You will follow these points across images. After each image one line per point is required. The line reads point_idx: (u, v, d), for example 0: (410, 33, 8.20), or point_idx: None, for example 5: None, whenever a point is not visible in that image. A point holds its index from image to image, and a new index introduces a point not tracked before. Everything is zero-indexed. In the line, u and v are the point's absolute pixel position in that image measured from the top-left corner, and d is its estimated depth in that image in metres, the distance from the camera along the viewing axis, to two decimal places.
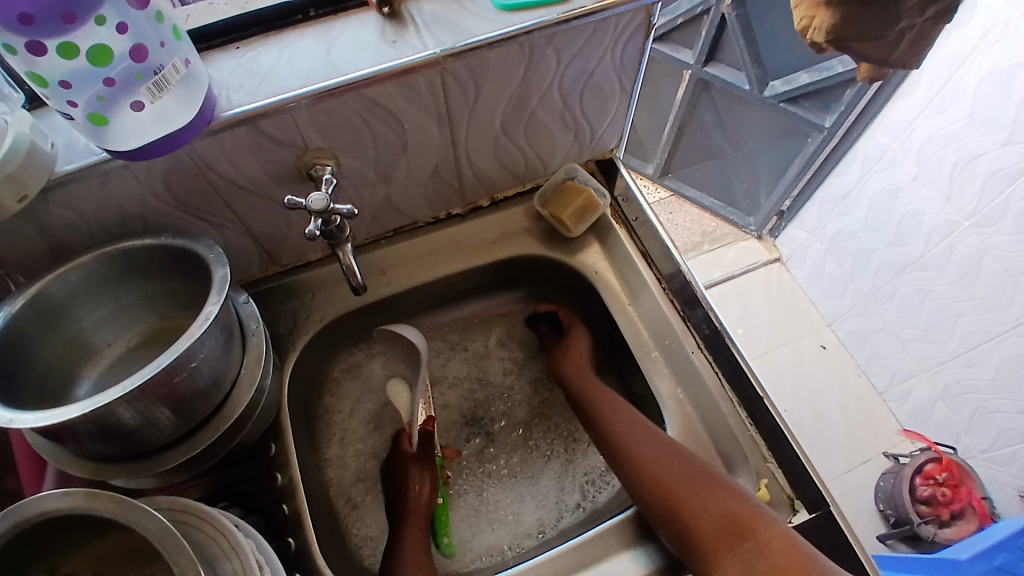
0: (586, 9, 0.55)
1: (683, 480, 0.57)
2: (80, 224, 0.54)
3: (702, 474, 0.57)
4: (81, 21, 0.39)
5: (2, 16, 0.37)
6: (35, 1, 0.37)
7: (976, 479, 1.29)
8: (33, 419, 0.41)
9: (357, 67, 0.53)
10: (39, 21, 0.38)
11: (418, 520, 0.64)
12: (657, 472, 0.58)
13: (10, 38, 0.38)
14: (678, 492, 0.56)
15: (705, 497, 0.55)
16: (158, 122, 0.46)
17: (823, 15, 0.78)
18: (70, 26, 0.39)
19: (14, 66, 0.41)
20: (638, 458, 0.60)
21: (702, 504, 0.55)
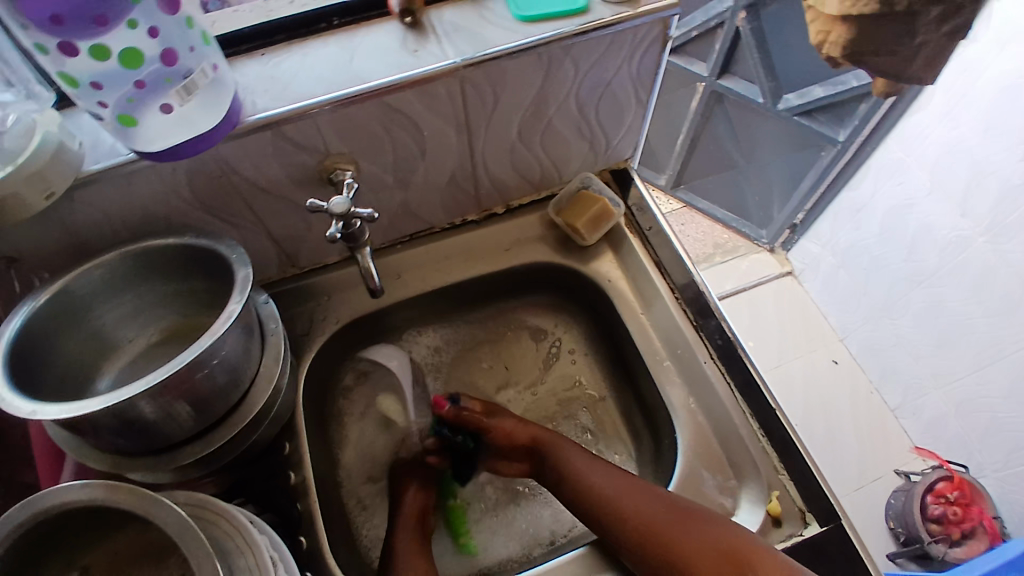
0: (604, 22, 0.56)
1: (679, 520, 0.56)
2: (106, 222, 0.55)
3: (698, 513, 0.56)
4: (112, 24, 0.41)
5: (38, 19, 0.38)
6: (69, 4, 0.38)
7: (987, 498, 1.29)
8: (56, 410, 0.42)
9: (380, 74, 0.54)
10: (70, 22, 0.39)
11: (409, 526, 0.65)
12: (650, 515, 0.57)
13: (43, 39, 0.40)
14: (674, 535, 0.55)
15: (704, 536, 0.54)
16: (185, 125, 0.47)
17: (838, 30, 0.81)
18: (102, 29, 0.40)
19: (48, 67, 0.43)
20: (627, 504, 0.59)
21: (701, 543, 0.54)
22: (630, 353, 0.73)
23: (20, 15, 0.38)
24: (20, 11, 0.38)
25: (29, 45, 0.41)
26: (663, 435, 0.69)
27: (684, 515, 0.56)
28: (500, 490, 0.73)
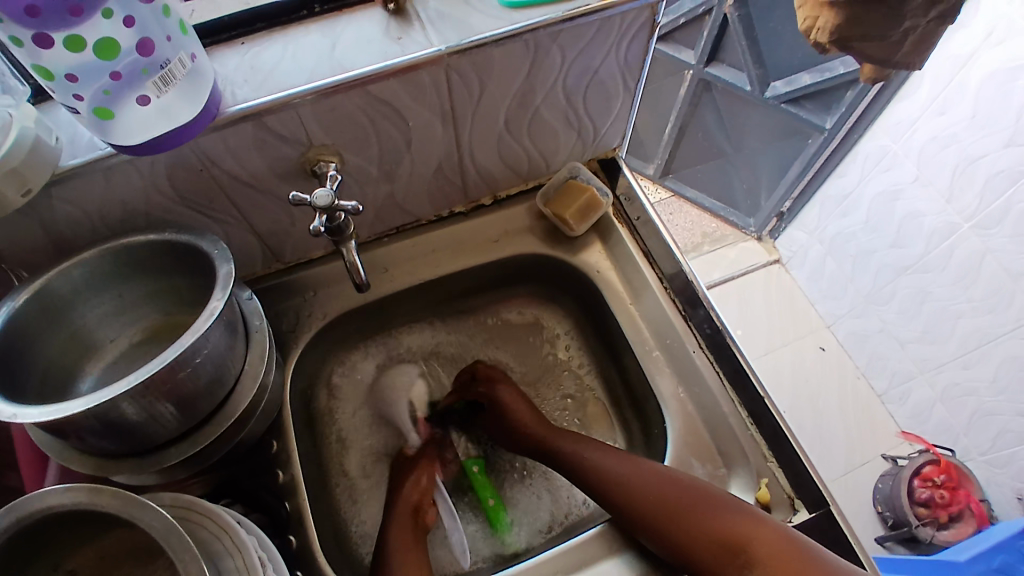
0: (590, 8, 0.55)
1: (686, 495, 0.57)
2: (82, 219, 0.54)
3: (709, 490, 0.57)
4: (87, 13, 0.39)
5: (8, 9, 0.37)
6: None
7: (974, 481, 1.31)
8: (37, 414, 0.41)
9: (363, 64, 0.53)
10: (45, 12, 0.37)
11: (403, 515, 0.63)
12: (658, 488, 0.58)
13: (17, 30, 0.38)
14: (677, 515, 0.56)
15: (712, 512, 0.55)
16: (162, 117, 0.46)
17: (826, 16, 0.80)
18: (76, 18, 0.39)
19: (19, 60, 0.41)
20: (637, 475, 0.60)
21: (707, 520, 0.55)
22: (620, 344, 0.72)
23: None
24: None
25: (0, 37, 0.39)
26: (654, 425, 0.69)
27: (694, 492, 0.57)
28: (499, 483, 0.73)
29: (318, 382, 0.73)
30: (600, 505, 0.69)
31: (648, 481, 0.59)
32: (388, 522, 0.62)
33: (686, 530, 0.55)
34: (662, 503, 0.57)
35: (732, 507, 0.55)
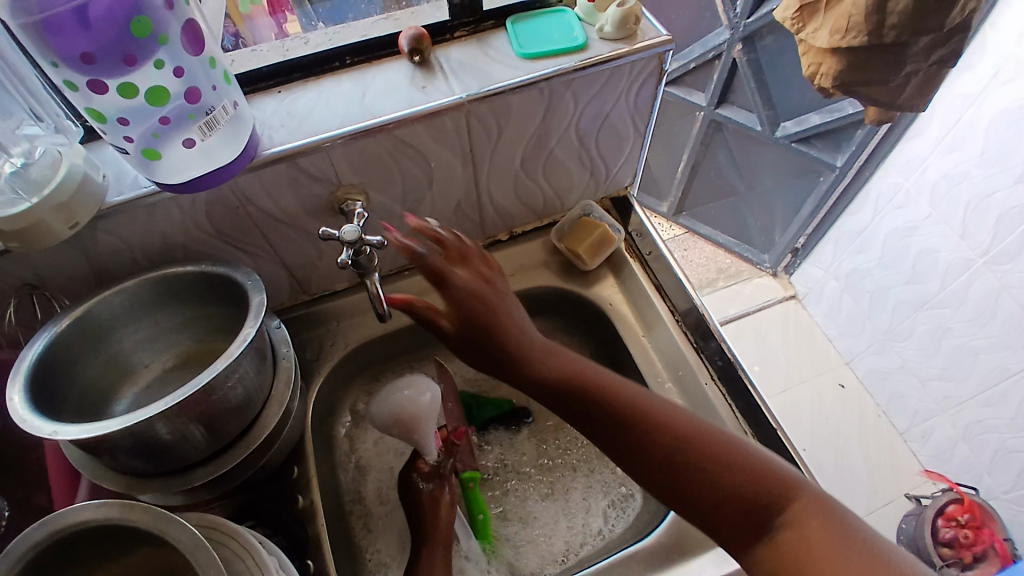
0: (602, 57, 0.59)
1: (715, 439, 0.50)
2: (125, 251, 0.58)
3: (739, 443, 0.50)
4: (140, 63, 0.43)
5: (67, 56, 0.41)
6: (97, 44, 0.41)
7: (998, 521, 1.26)
8: (75, 430, 0.44)
9: (389, 110, 0.57)
10: (99, 60, 0.42)
11: (438, 538, 0.62)
12: (676, 431, 0.51)
13: (72, 74, 0.42)
14: (711, 447, 0.49)
15: (745, 464, 0.48)
16: (204, 158, 0.50)
17: (828, 62, 0.84)
18: (129, 67, 0.43)
19: (76, 104, 0.45)
20: (649, 411, 0.52)
21: (737, 467, 0.48)
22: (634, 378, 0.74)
23: (51, 51, 0.41)
24: (54, 51, 0.40)
25: (58, 82, 0.44)
26: None
27: (724, 442, 0.50)
28: (516, 504, 0.73)
29: (337, 410, 0.75)
30: (616, 536, 0.70)
31: (668, 424, 0.51)
32: (424, 545, 0.62)
33: (713, 482, 0.48)
34: (685, 447, 0.50)
35: (766, 464, 0.49)
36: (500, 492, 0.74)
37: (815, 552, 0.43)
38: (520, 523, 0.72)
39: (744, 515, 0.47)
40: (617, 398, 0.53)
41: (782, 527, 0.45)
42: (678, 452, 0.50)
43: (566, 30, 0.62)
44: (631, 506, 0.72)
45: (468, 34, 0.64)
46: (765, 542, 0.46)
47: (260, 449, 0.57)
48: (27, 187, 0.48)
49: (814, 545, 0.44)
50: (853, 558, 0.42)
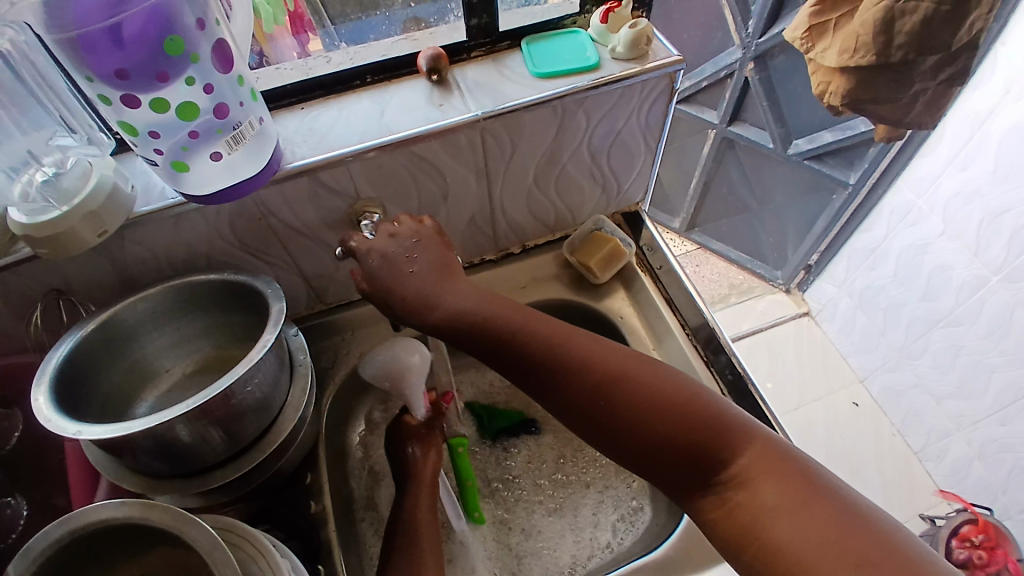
0: (614, 77, 0.61)
1: (660, 387, 0.49)
2: (151, 259, 0.60)
3: (686, 390, 0.49)
4: (171, 80, 0.45)
5: (103, 73, 0.43)
6: (132, 62, 0.43)
7: (1013, 541, 1.22)
8: (99, 430, 0.46)
9: (407, 126, 0.59)
10: (133, 76, 0.44)
11: (425, 482, 0.65)
12: (621, 383, 0.50)
13: (106, 89, 0.44)
14: (654, 406, 0.48)
15: (691, 414, 0.48)
16: (229, 171, 0.52)
17: (838, 81, 0.85)
18: (161, 83, 0.45)
19: (110, 117, 0.47)
20: (593, 361, 0.51)
21: (681, 418, 0.48)
22: None
23: (87, 67, 0.43)
24: (91, 68, 0.43)
25: (92, 96, 0.46)
26: None
27: (670, 392, 0.49)
28: (526, 515, 0.73)
29: (350, 419, 0.76)
30: (625, 549, 0.70)
31: (613, 375, 0.50)
32: (410, 488, 0.64)
33: (659, 434, 0.48)
34: (629, 400, 0.49)
35: (713, 414, 0.48)
36: (509, 502, 0.75)
37: (758, 503, 0.44)
38: (525, 534, 0.72)
39: (689, 467, 0.47)
40: (561, 351, 0.52)
41: (727, 486, 0.45)
42: (622, 405, 0.49)
43: (579, 50, 0.64)
44: (640, 520, 0.72)
45: (484, 54, 0.66)
46: (712, 494, 0.46)
47: (276, 454, 0.58)
48: (58, 196, 0.51)
49: (758, 496, 0.44)
50: (796, 506, 0.42)
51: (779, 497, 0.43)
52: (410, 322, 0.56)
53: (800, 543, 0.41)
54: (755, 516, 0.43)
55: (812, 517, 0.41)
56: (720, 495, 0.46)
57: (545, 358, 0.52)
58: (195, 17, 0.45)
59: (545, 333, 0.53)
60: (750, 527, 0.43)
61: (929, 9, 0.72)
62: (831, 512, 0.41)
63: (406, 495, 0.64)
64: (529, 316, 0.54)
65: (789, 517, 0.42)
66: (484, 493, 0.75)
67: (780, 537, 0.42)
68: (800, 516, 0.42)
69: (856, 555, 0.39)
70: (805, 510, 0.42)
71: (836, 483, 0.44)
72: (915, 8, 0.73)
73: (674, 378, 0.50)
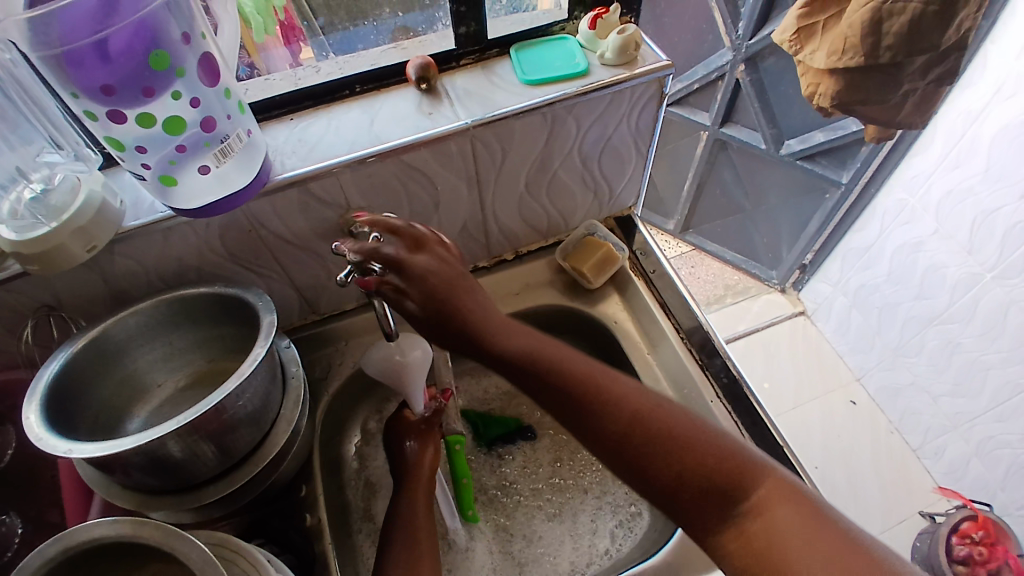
0: (603, 83, 0.61)
1: (679, 417, 0.48)
2: (141, 273, 0.60)
3: (706, 423, 0.48)
4: (157, 94, 0.45)
5: (88, 88, 0.43)
6: (117, 77, 0.43)
7: (1013, 537, 1.22)
8: (90, 449, 0.45)
9: (397, 136, 0.59)
10: (119, 91, 0.43)
11: (419, 485, 0.63)
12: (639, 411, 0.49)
13: (92, 105, 0.44)
14: (676, 433, 0.47)
15: (710, 445, 0.47)
16: (218, 184, 0.52)
17: (827, 83, 0.85)
18: (147, 98, 0.45)
19: (96, 132, 0.47)
20: (611, 389, 0.50)
21: (699, 446, 0.47)
22: None
23: (73, 83, 0.42)
24: (76, 84, 0.42)
25: (78, 112, 0.45)
26: None
27: (689, 424, 0.48)
28: (525, 522, 0.73)
29: (345, 429, 0.76)
30: (622, 555, 0.70)
31: (632, 403, 0.49)
32: (404, 492, 0.63)
33: (678, 462, 0.46)
34: (647, 427, 0.48)
35: (730, 445, 0.47)
36: (508, 508, 0.74)
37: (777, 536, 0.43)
38: (525, 541, 0.72)
39: (708, 498, 0.45)
40: (579, 376, 0.51)
41: (745, 518, 0.44)
42: (640, 432, 0.48)
43: (568, 57, 0.64)
44: (638, 526, 0.72)
45: (473, 62, 0.66)
46: (731, 525, 0.44)
47: (270, 467, 0.58)
48: (47, 212, 0.50)
49: (778, 528, 0.43)
50: (815, 538, 0.42)
51: (798, 530, 0.42)
52: (433, 338, 0.54)
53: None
54: (771, 548, 0.43)
55: (831, 552, 0.41)
56: (739, 525, 0.44)
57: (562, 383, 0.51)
58: (181, 31, 0.45)
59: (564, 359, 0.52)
60: (768, 558, 0.42)
61: (917, 10, 0.73)
62: (848, 547, 0.41)
63: (399, 499, 0.63)
64: (547, 344, 0.53)
65: (808, 550, 0.41)
66: (483, 500, 0.74)
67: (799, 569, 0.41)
68: (820, 549, 0.41)
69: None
70: (824, 545, 0.41)
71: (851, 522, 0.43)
72: (902, 9, 0.73)
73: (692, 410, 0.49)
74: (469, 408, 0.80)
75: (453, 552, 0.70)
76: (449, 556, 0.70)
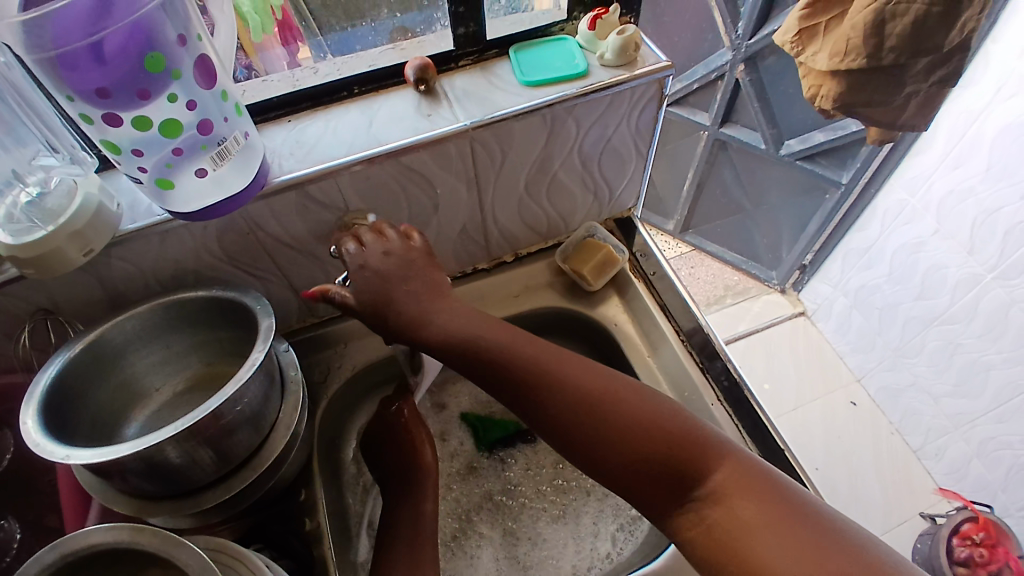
0: (603, 84, 0.61)
1: (639, 405, 0.51)
2: (138, 276, 0.59)
3: (664, 409, 0.51)
4: (153, 97, 0.45)
5: (83, 91, 0.42)
6: (112, 79, 0.42)
7: (1013, 538, 1.21)
8: (88, 455, 0.45)
9: (396, 138, 0.58)
10: (114, 94, 0.43)
11: (433, 483, 0.68)
12: (601, 399, 0.51)
13: (87, 108, 0.44)
14: (631, 415, 0.50)
15: (665, 432, 0.49)
16: (215, 188, 0.51)
17: (828, 86, 0.85)
18: (143, 101, 0.44)
19: (91, 136, 0.47)
20: (570, 382, 0.52)
21: (659, 435, 0.49)
22: None
23: (67, 85, 0.42)
24: (70, 87, 0.42)
25: (74, 115, 0.45)
26: None
27: (650, 413, 0.50)
28: (529, 525, 0.73)
29: (344, 432, 0.75)
30: (623, 559, 0.69)
31: (582, 390, 0.52)
32: (421, 489, 0.67)
33: (639, 451, 0.49)
34: (609, 418, 0.50)
35: (683, 430, 0.49)
36: (514, 511, 0.73)
37: (734, 519, 0.45)
38: (531, 543, 0.71)
39: (666, 483, 0.48)
40: (530, 372, 0.53)
41: (702, 501, 0.47)
42: (601, 422, 0.50)
43: (568, 58, 0.64)
44: (640, 528, 0.71)
45: (472, 63, 0.66)
46: (688, 510, 0.47)
47: (268, 472, 0.57)
48: (43, 216, 0.50)
49: (736, 514, 0.45)
50: (775, 523, 0.44)
51: (756, 514, 0.45)
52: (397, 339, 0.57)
53: (776, 553, 0.42)
54: (729, 530, 0.45)
55: (787, 530, 0.43)
56: (696, 512, 0.47)
57: (524, 376, 0.53)
58: (176, 33, 0.44)
59: (526, 352, 0.54)
60: (727, 544, 0.45)
61: (921, 10, 0.72)
62: (807, 526, 0.43)
63: (415, 495, 0.66)
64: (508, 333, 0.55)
65: (766, 532, 0.44)
66: (489, 507, 0.74)
67: (760, 554, 0.43)
68: (778, 530, 0.43)
69: (827, 562, 0.41)
70: (777, 526, 0.44)
71: (798, 489, 0.47)
72: (905, 10, 0.73)
73: (653, 397, 0.52)
74: (468, 411, 0.79)
75: (456, 558, 0.70)
76: (452, 561, 0.70)
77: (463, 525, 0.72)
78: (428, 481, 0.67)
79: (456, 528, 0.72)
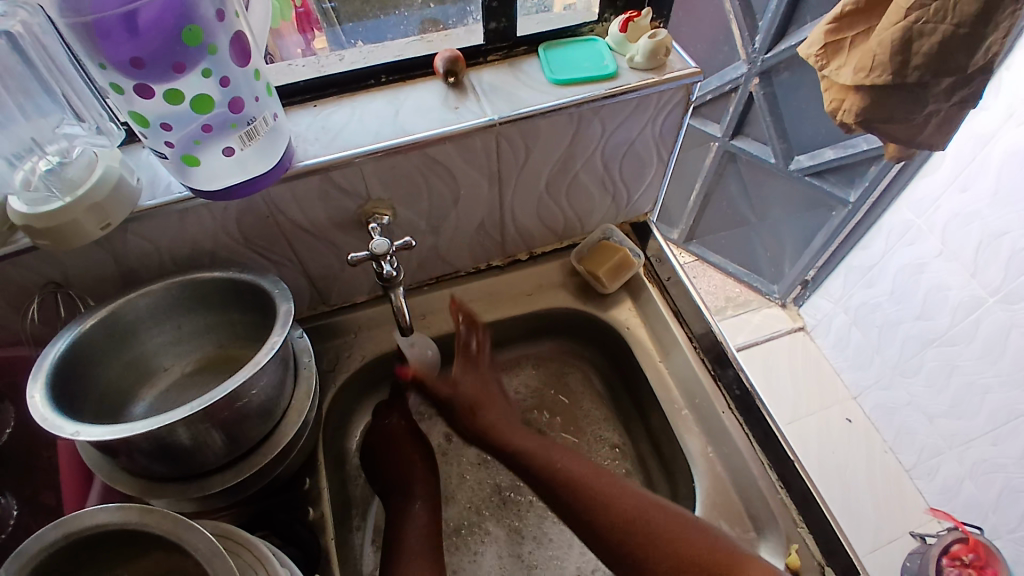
0: (631, 86, 0.61)
1: (680, 520, 0.56)
2: (153, 253, 0.58)
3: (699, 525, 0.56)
4: (186, 70, 0.44)
5: (117, 59, 0.42)
6: (147, 49, 0.42)
7: (1004, 561, 1.20)
8: (100, 431, 0.44)
9: (422, 128, 0.58)
10: (148, 65, 0.42)
11: (428, 493, 0.68)
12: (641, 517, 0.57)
13: (119, 78, 0.43)
14: (679, 529, 0.56)
15: (704, 544, 0.55)
16: (238, 167, 0.50)
17: (851, 98, 0.87)
18: (176, 74, 0.44)
19: (120, 107, 0.46)
20: (616, 500, 0.59)
21: (696, 549, 0.54)
22: (647, 400, 0.74)
23: (100, 53, 0.41)
24: (104, 54, 0.41)
25: (104, 84, 0.44)
26: (680, 483, 0.69)
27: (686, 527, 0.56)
28: (535, 520, 0.72)
29: (347, 422, 0.74)
30: None
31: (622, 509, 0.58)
32: (414, 499, 0.67)
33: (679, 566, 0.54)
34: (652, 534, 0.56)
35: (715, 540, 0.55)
36: (522, 508, 0.73)
37: None
38: (536, 543, 0.71)
39: None
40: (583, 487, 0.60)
41: None
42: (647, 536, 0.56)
43: (596, 58, 0.64)
44: None
45: (500, 59, 0.66)
46: None
47: (276, 461, 0.57)
48: (62, 186, 0.49)
49: None
50: None
51: None
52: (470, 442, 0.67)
53: None
54: None
55: None
56: None
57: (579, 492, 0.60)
58: (214, 8, 0.44)
59: (588, 480, 0.61)
60: None
61: (946, 31, 0.73)
62: None
63: (411, 504, 0.67)
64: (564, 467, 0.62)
65: None
66: (498, 501, 0.74)
67: None
68: None
69: None
70: None
71: None
72: (932, 30, 0.73)
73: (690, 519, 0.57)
74: None
75: (460, 553, 0.70)
76: (456, 556, 0.70)
77: (471, 517, 0.72)
78: (422, 486, 0.68)
79: (461, 520, 0.72)
